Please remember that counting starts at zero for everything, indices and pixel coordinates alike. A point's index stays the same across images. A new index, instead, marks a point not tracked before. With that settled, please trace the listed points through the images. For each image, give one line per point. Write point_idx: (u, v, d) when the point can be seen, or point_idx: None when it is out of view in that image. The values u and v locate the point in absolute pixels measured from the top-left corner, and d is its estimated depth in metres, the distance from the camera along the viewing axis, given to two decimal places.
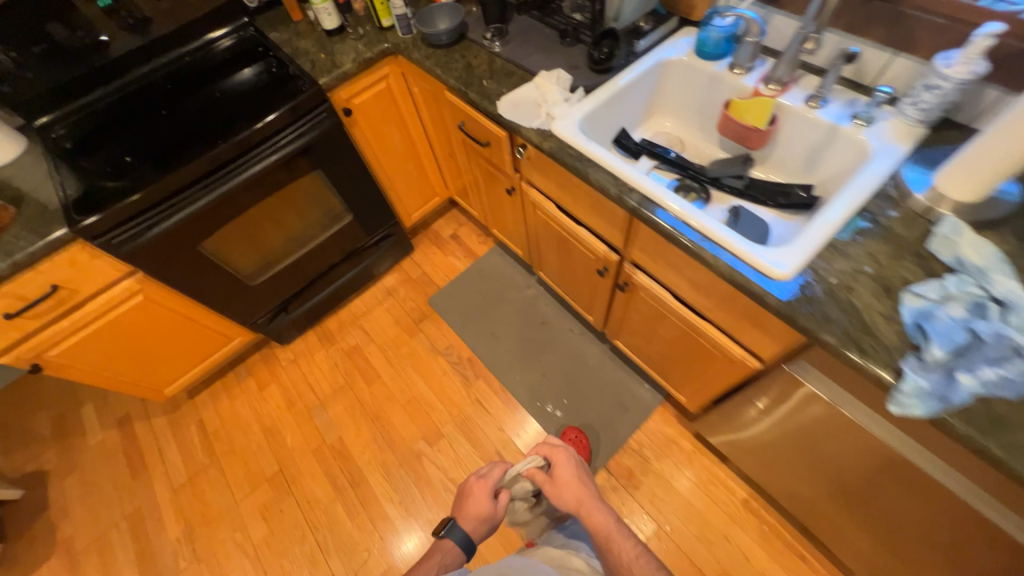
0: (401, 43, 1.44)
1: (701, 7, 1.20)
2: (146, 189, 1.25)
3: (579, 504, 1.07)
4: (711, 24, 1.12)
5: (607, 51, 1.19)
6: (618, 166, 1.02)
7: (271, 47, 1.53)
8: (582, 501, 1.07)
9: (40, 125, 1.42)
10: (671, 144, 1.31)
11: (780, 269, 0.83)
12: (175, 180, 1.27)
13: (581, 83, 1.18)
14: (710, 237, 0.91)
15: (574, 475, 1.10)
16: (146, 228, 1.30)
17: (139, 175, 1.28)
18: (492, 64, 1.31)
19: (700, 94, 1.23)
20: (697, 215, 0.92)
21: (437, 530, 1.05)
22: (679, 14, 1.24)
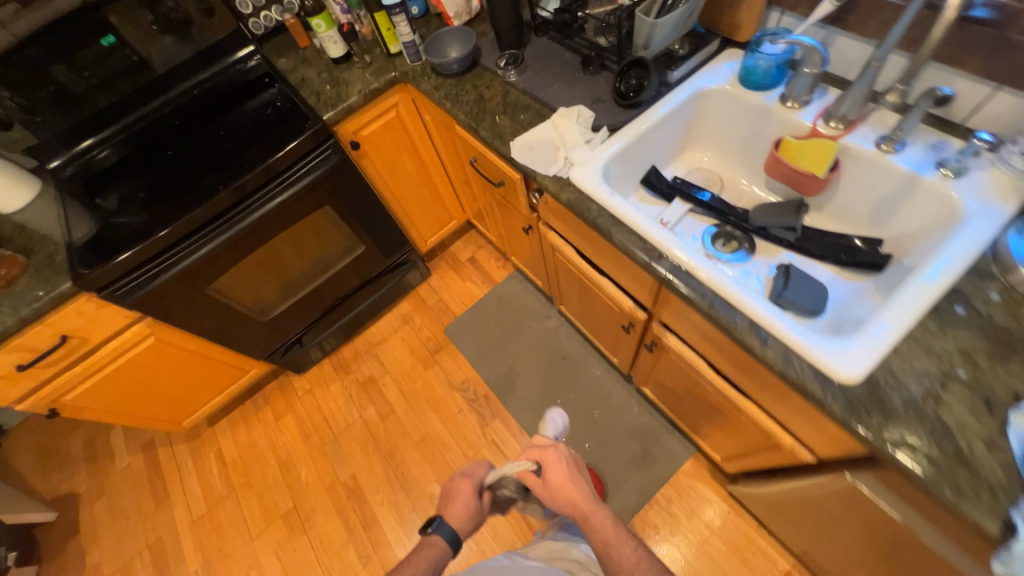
0: (409, 71, 1.33)
1: (747, 27, 1.03)
2: (148, 240, 1.20)
3: (576, 509, 0.97)
4: (760, 49, 0.96)
5: (637, 85, 1.04)
6: (647, 226, 0.88)
7: (276, 77, 1.46)
8: (578, 505, 0.97)
9: (77, 152, 1.43)
10: (709, 183, 1.15)
11: (848, 370, 0.68)
12: (177, 229, 1.22)
13: (605, 121, 1.04)
14: (757, 320, 0.76)
15: (568, 478, 0.98)
16: (150, 278, 1.26)
17: (143, 223, 1.23)
18: (506, 96, 1.18)
19: (744, 127, 1.07)
20: (741, 293, 0.78)
21: (425, 529, 0.95)
22: (721, 34, 1.08)
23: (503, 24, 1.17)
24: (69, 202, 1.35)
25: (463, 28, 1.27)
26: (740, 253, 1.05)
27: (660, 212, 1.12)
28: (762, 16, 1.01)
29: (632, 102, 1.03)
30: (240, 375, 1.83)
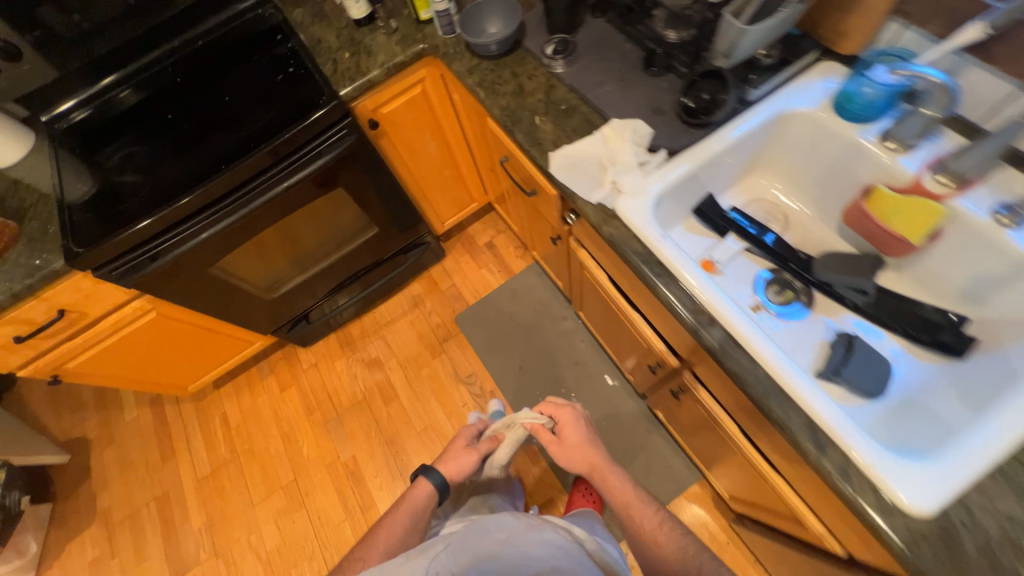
0: (441, 45, 1.15)
1: (856, 40, 0.84)
2: (146, 220, 1.10)
3: (592, 467, 1.03)
4: (871, 73, 0.79)
5: (707, 100, 0.89)
6: (700, 283, 0.76)
7: (289, 33, 1.28)
8: (596, 463, 1.03)
9: (105, 86, 1.31)
10: (770, 218, 1.00)
11: (913, 498, 0.60)
12: (176, 210, 1.12)
13: (665, 142, 0.89)
14: (815, 420, 0.66)
15: (583, 438, 1.07)
16: (149, 259, 1.17)
17: (141, 200, 1.13)
18: (550, 92, 1.02)
19: (827, 162, 0.91)
20: (803, 386, 0.67)
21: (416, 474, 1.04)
22: (819, 43, 0.89)
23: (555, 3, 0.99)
24: (65, 159, 1.25)
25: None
26: (794, 307, 0.93)
27: (710, 248, 0.98)
28: (877, 28, 0.82)
29: (702, 119, 0.88)
30: (246, 347, 1.80)
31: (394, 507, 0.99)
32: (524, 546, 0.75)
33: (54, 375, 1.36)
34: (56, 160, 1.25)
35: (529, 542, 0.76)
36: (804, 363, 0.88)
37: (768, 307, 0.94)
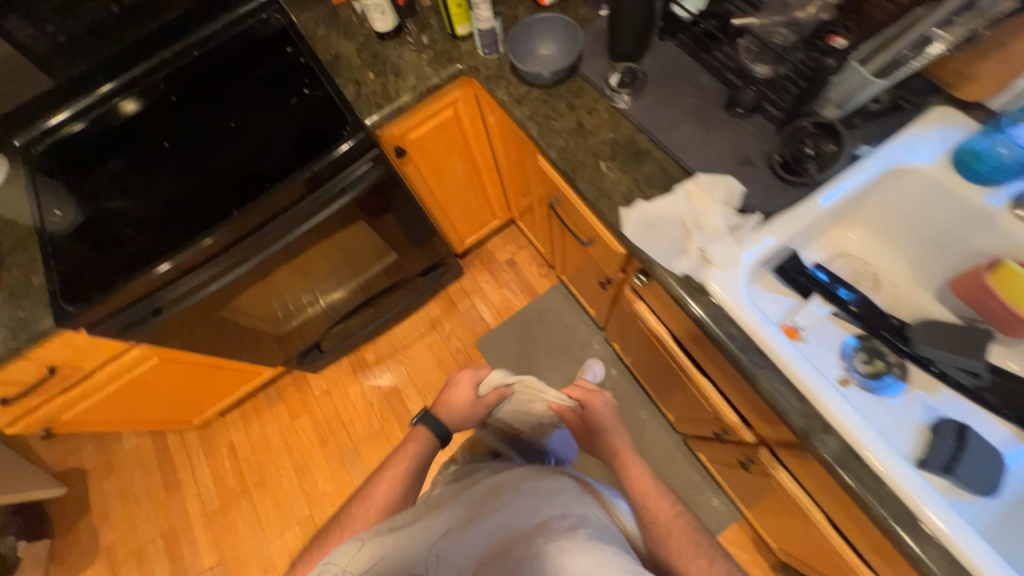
0: (481, 67, 1.00)
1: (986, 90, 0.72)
2: (147, 273, 0.96)
3: (616, 451, 0.93)
4: (1007, 133, 0.72)
5: (817, 157, 0.76)
6: (814, 383, 0.66)
7: (300, 44, 1.11)
8: (621, 451, 0.92)
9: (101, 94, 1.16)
10: (859, 278, 0.90)
11: None
12: (181, 260, 0.97)
13: (759, 202, 0.77)
14: (954, 554, 0.58)
15: (613, 424, 0.96)
16: (152, 312, 1.03)
17: (136, 245, 0.99)
18: (615, 131, 0.89)
19: (937, 223, 0.81)
20: (943, 516, 0.59)
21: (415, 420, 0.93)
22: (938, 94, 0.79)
23: (625, 28, 0.85)
24: (47, 189, 1.09)
25: (564, 17, 0.94)
26: (887, 381, 0.84)
27: (792, 312, 0.88)
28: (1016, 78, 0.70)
29: (812, 177, 0.76)
30: (253, 377, 1.67)
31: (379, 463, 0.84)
32: (516, 496, 0.68)
33: (46, 427, 1.23)
34: (36, 190, 1.09)
35: (521, 494, 0.68)
36: (901, 449, 0.80)
37: (860, 381, 0.85)
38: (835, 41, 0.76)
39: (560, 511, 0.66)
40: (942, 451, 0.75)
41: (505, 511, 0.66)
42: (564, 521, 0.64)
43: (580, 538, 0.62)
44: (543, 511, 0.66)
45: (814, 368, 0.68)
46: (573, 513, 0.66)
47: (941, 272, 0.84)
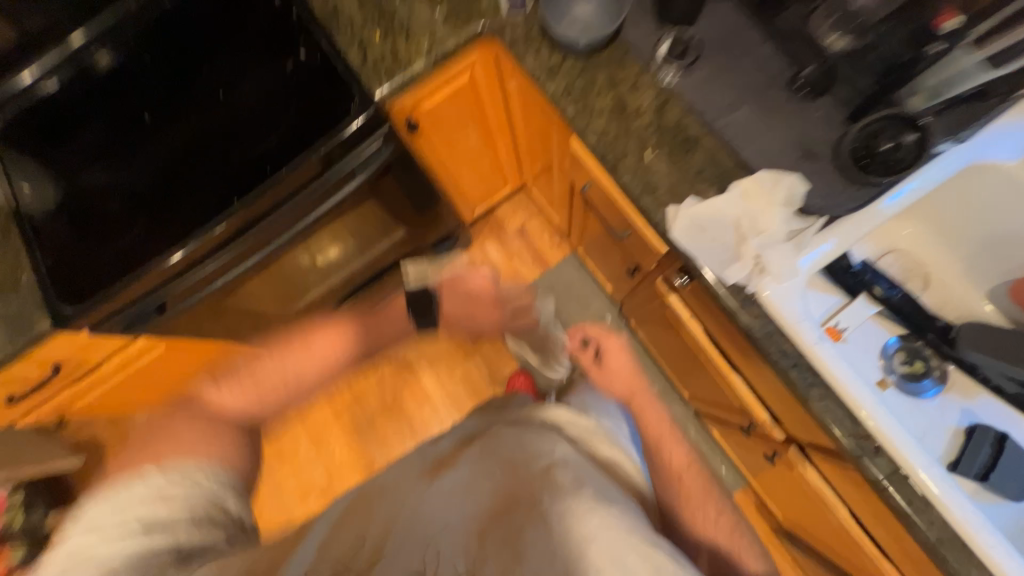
0: (506, 29, 0.87)
1: None
2: (148, 272, 0.89)
3: (628, 397, 1.00)
4: None
5: (894, 151, 0.68)
6: (873, 409, 0.64)
7: None
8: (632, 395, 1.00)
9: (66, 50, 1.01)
10: (908, 276, 0.85)
11: None
12: (182, 256, 0.89)
13: (822, 202, 0.70)
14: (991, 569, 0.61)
15: (625, 367, 1.06)
16: (156, 310, 0.96)
17: (137, 239, 0.92)
18: (661, 112, 0.78)
19: (1005, 221, 0.76)
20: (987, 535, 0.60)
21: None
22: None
23: None
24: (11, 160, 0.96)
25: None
26: (926, 385, 0.81)
27: (836, 312, 0.82)
28: None
29: (884, 174, 0.68)
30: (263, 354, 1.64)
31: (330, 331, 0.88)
32: (528, 446, 0.81)
33: (59, 416, 1.21)
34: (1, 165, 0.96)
35: (534, 445, 0.81)
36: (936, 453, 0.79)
37: (900, 383, 0.82)
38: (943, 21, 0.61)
39: (563, 460, 0.77)
40: (978, 456, 0.76)
41: (518, 456, 0.79)
42: (565, 468, 0.75)
43: (574, 482, 0.72)
44: (549, 455, 0.78)
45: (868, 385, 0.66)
46: (576, 465, 0.77)
47: (996, 272, 0.80)
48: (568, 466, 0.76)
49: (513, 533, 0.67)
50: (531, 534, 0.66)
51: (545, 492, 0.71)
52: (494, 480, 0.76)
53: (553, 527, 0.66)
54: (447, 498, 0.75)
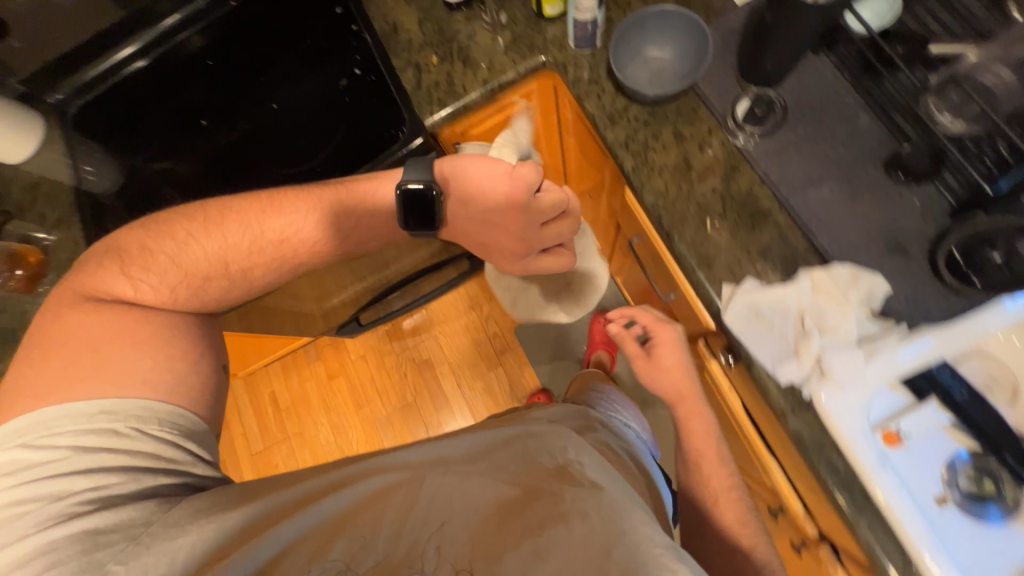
0: (571, 64, 0.81)
1: None
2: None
3: (682, 394, 0.89)
4: None
5: (1005, 267, 0.57)
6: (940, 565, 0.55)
7: (352, 4, 0.92)
8: (684, 395, 0.89)
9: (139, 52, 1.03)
10: (991, 386, 0.74)
11: None
12: None
13: (907, 306, 0.62)
14: None
15: (680, 362, 0.91)
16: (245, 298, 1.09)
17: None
18: (730, 177, 0.72)
19: None
20: None
21: (405, 191, 0.72)
22: None
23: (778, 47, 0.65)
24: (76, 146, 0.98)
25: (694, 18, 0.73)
26: (991, 511, 0.69)
27: (897, 414, 0.74)
28: None
29: (987, 290, 0.59)
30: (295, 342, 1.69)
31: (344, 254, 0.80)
32: (536, 436, 0.62)
33: None
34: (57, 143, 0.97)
35: (544, 435, 0.62)
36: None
37: (963, 504, 0.70)
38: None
39: (583, 456, 0.59)
40: None
41: (526, 448, 0.60)
42: (590, 468, 0.57)
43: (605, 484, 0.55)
44: (565, 449, 0.60)
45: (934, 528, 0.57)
46: (602, 466, 0.59)
47: None
48: (592, 467, 0.58)
49: (533, 547, 0.49)
50: (554, 550, 0.48)
51: (564, 494, 0.53)
52: (496, 471, 0.57)
53: (582, 538, 0.49)
54: (438, 491, 0.54)
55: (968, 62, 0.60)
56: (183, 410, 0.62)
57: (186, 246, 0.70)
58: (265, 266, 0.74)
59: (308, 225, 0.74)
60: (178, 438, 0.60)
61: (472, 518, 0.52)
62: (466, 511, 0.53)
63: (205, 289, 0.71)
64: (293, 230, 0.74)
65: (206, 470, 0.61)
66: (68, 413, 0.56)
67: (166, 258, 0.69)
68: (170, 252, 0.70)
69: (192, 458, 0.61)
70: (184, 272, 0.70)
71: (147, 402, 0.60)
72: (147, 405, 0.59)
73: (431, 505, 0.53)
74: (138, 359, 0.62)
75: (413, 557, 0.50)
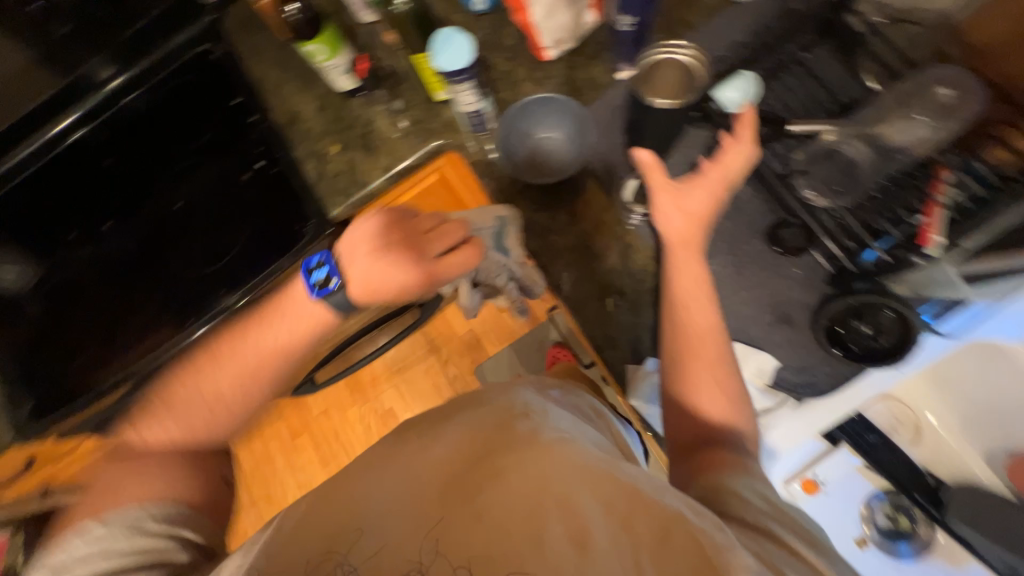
0: (468, 148, 0.82)
1: None
2: (110, 394, 0.86)
3: (683, 241, 0.60)
4: None
5: (873, 340, 0.61)
6: None
7: (249, 94, 0.91)
8: (693, 241, 0.59)
9: (55, 137, 0.92)
10: (897, 427, 0.79)
11: None
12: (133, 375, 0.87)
13: (796, 375, 0.65)
14: None
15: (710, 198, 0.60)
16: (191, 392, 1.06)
17: (105, 344, 0.94)
18: (626, 254, 0.74)
19: (996, 396, 0.70)
20: None
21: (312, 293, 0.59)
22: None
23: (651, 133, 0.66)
24: None
25: (575, 118, 0.76)
26: (903, 546, 0.77)
27: (813, 462, 0.78)
28: None
29: (859, 358, 0.62)
30: None
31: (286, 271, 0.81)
32: (475, 399, 0.53)
33: None
34: None
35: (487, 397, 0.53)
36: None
37: (879, 541, 0.77)
38: (928, 214, 0.57)
39: (534, 407, 0.50)
40: None
41: (462, 415, 0.51)
42: (540, 416, 0.48)
43: (553, 428, 0.47)
44: (510, 403, 0.50)
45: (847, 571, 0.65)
46: (558, 412, 0.51)
47: (999, 442, 0.74)
48: (546, 414, 0.49)
49: (481, 518, 0.39)
50: (494, 507, 0.40)
51: (509, 448, 0.44)
52: (432, 443, 0.48)
53: (528, 489, 0.40)
54: (367, 488, 0.45)
55: (826, 139, 0.64)
56: (168, 497, 0.53)
57: (175, 390, 0.60)
58: (248, 387, 0.59)
59: (271, 330, 0.59)
60: (162, 526, 0.51)
61: (411, 506, 0.42)
62: (402, 499, 0.43)
63: (206, 429, 0.59)
64: (271, 339, 0.59)
65: (195, 557, 0.49)
66: (66, 541, 0.49)
67: (161, 406, 0.60)
68: (166, 400, 0.60)
69: (177, 546, 0.50)
70: (175, 414, 0.59)
71: (143, 506, 0.51)
72: (131, 506, 0.51)
73: (358, 506, 0.43)
74: (125, 477, 0.54)
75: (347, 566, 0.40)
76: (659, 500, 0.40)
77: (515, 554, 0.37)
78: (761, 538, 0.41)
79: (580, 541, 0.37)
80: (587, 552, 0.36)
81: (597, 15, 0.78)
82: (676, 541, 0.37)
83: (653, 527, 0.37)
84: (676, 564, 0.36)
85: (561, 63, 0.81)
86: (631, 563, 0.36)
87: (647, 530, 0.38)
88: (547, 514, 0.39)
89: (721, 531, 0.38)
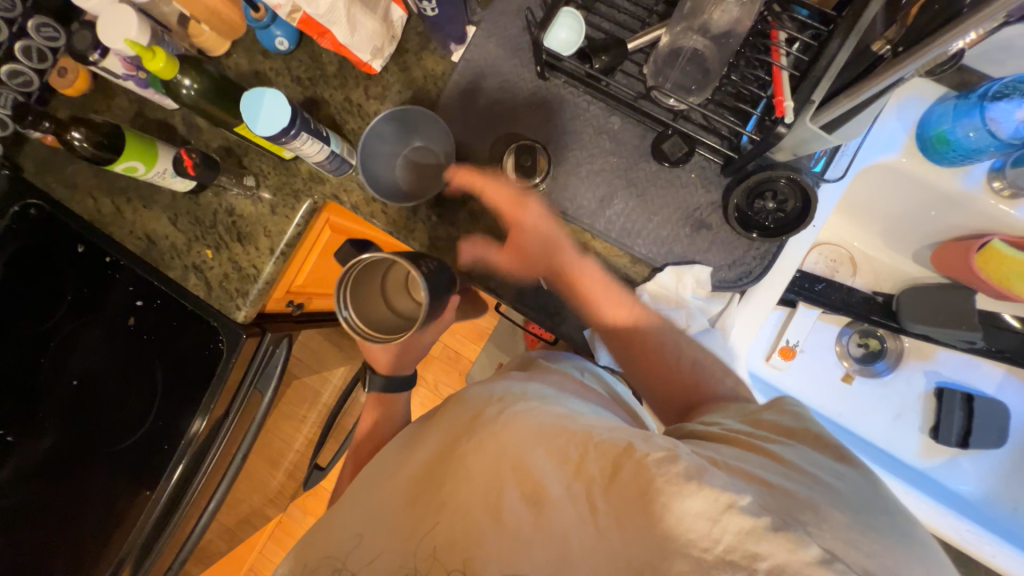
0: (340, 191, 0.76)
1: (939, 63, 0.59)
2: None
3: (518, 247, 0.69)
4: (972, 118, 0.61)
5: (780, 211, 0.63)
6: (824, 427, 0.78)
7: (94, 240, 0.82)
8: (539, 238, 0.69)
9: None
10: (836, 266, 0.85)
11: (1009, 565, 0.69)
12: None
13: (732, 271, 0.67)
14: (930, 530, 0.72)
15: (539, 216, 0.69)
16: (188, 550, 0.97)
17: (72, 561, 0.79)
18: (538, 229, 0.72)
19: (900, 205, 0.74)
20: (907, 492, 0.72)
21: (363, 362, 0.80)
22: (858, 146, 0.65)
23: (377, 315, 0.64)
24: None
25: (457, 139, 0.73)
26: (880, 365, 0.84)
27: (783, 329, 0.82)
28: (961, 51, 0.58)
29: (777, 232, 0.64)
30: (274, 533, 1.52)
31: (242, 375, 0.81)
32: (461, 401, 0.59)
33: None
34: None
35: (472, 393, 0.59)
36: (913, 444, 0.81)
37: (860, 369, 0.84)
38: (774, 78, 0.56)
39: (511, 393, 0.55)
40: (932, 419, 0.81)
41: (450, 419, 0.57)
42: (512, 401, 0.54)
43: (522, 404, 0.53)
44: (490, 397, 0.56)
45: (817, 378, 0.84)
46: (537, 386, 0.58)
47: (920, 243, 0.79)
48: (519, 396, 0.55)
49: (460, 499, 0.47)
50: (457, 492, 0.47)
51: (484, 435, 0.50)
52: (429, 451, 0.55)
53: (494, 465, 0.47)
54: (376, 506, 0.54)
55: (665, 43, 0.64)
56: None
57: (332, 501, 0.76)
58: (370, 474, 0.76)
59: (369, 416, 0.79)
60: None
61: (388, 519, 0.51)
62: (400, 506, 0.51)
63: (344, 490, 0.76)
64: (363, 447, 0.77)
65: None
66: None
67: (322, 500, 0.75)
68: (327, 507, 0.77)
69: None
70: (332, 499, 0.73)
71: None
72: None
73: (337, 541, 0.52)
74: None
75: (359, 568, 0.49)
76: (610, 439, 0.46)
77: (483, 518, 0.44)
78: (726, 445, 0.48)
79: (536, 499, 0.44)
80: (544, 506, 0.43)
81: (403, 8, 0.73)
82: (623, 469, 0.43)
83: (602, 465, 0.44)
84: (620, 490, 0.42)
85: (392, 70, 0.76)
86: (584, 506, 0.43)
87: (597, 469, 0.44)
88: (510, 481, 0.45)
89: (669, 448, 0.43)
